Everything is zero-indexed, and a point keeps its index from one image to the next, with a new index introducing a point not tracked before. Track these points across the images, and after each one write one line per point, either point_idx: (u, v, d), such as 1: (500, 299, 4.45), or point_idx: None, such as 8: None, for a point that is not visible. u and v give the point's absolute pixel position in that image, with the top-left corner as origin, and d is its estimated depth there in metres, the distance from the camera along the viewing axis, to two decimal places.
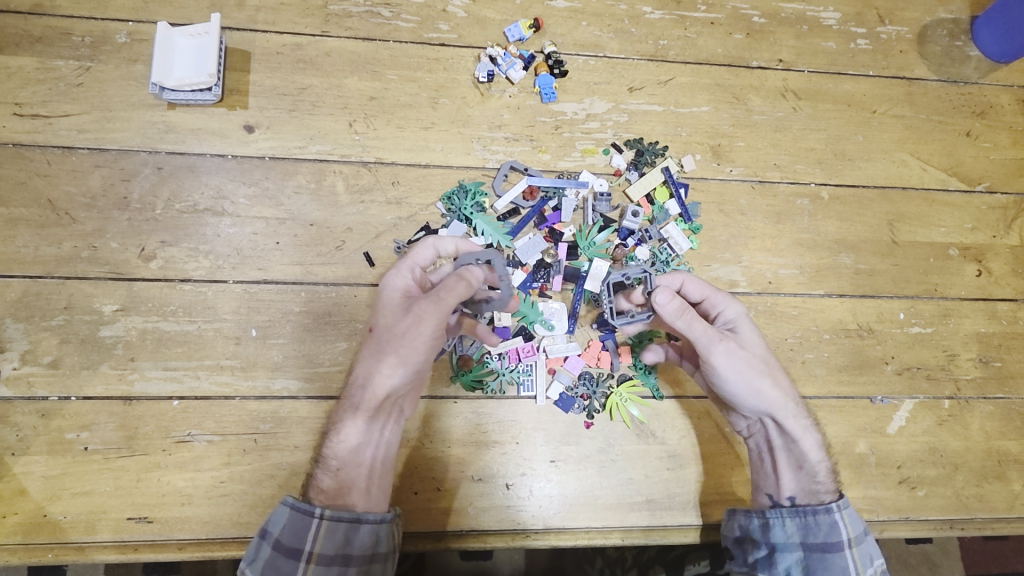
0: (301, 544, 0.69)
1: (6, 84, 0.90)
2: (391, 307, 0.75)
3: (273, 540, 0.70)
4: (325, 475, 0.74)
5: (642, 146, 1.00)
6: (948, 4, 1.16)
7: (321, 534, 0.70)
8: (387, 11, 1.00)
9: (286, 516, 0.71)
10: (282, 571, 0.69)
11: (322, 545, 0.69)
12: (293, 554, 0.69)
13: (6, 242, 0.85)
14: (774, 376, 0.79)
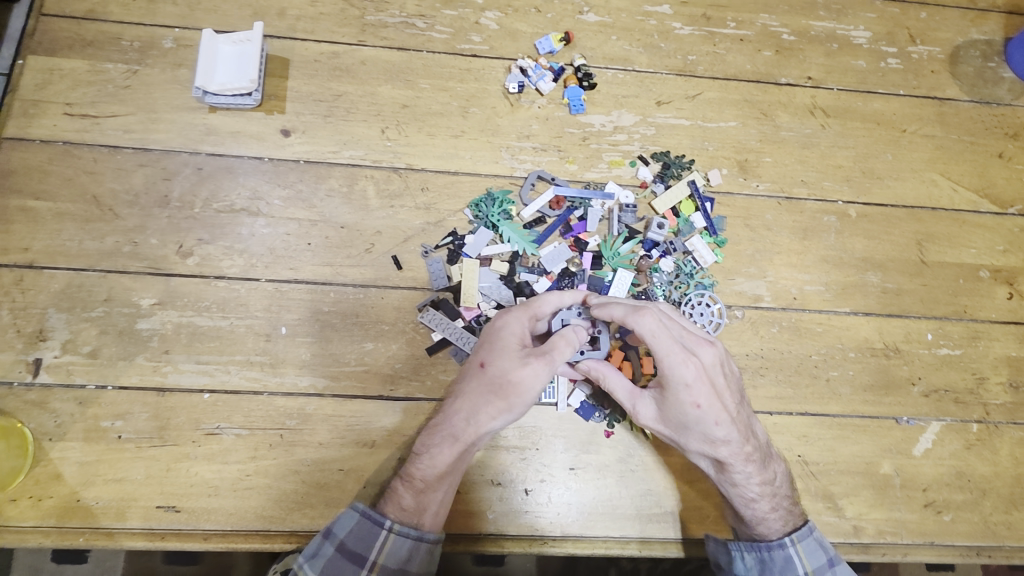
0: (366, 552, 0.74)
1: (58, 85, 0.94)
2: (505, 349, 0.78)
3: (338, 542, 0.74)
4: (405, 493, 0.77)
5: (669, 159, 1.01)
6: (981, 25, 1.17)
7: (386, 545, 0.75)
8: (421, 22, 1.03)
9: (354, 523, 0.75)
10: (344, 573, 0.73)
11: (386, 558, 0.74)
12: (358, 561, 0.73)
13: (53, 235, 0.89)
14: (696, 445, 0.79)
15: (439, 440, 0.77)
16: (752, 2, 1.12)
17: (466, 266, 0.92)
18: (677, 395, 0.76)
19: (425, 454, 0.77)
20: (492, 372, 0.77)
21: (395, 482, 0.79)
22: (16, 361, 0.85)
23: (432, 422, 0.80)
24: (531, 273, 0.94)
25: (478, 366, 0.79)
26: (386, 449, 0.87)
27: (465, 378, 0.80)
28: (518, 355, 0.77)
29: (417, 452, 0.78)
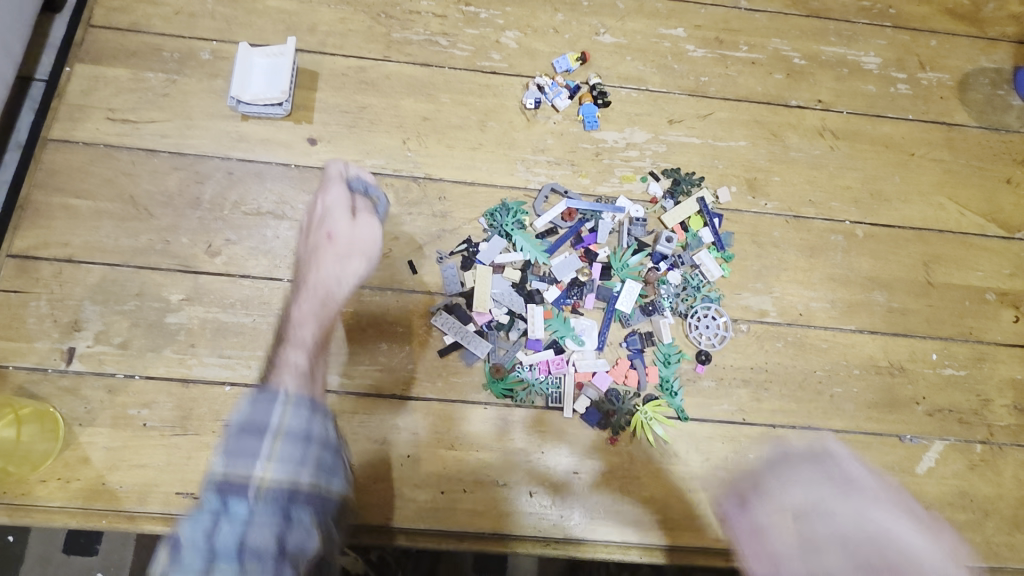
0: (265, 420, 0.66)
1: (103, 91, 1.00)
2: (331, 210, 0.86)
3: (235, 424, 0.66)
4: (298, 350, 0.75)
5: (679, 176, 1.04)
6: (991, 54, 1.20)
7: (286, 413, 0.67)
8: (444, 40, 1.08)
9: (243, 407, 0.68)
10: (247, 448, 0.64)
11: (288, 422, 0.67)
12: (254, 432, 0.65)
13: (91, 231, 0.94)
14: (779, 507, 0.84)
15: (314, 296, 0.81)
16: (764, 27, 1.16)
17: (480, 272, 0.95)
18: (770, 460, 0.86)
19: (307, 314, 0.79)
20: (342, 229, 0.84)
21: (282, 353, 0.75)
22: (52, 349, 0.90)
23: (298, 297, 0.81)
24: (542, 281, 0.96)
25: (329, 235, 0.84)
26: (397, 446, 0.90)
27: (319, 250, 0.83)
28: (343, 211, 0.86)
29: (296, 320, 0.79)
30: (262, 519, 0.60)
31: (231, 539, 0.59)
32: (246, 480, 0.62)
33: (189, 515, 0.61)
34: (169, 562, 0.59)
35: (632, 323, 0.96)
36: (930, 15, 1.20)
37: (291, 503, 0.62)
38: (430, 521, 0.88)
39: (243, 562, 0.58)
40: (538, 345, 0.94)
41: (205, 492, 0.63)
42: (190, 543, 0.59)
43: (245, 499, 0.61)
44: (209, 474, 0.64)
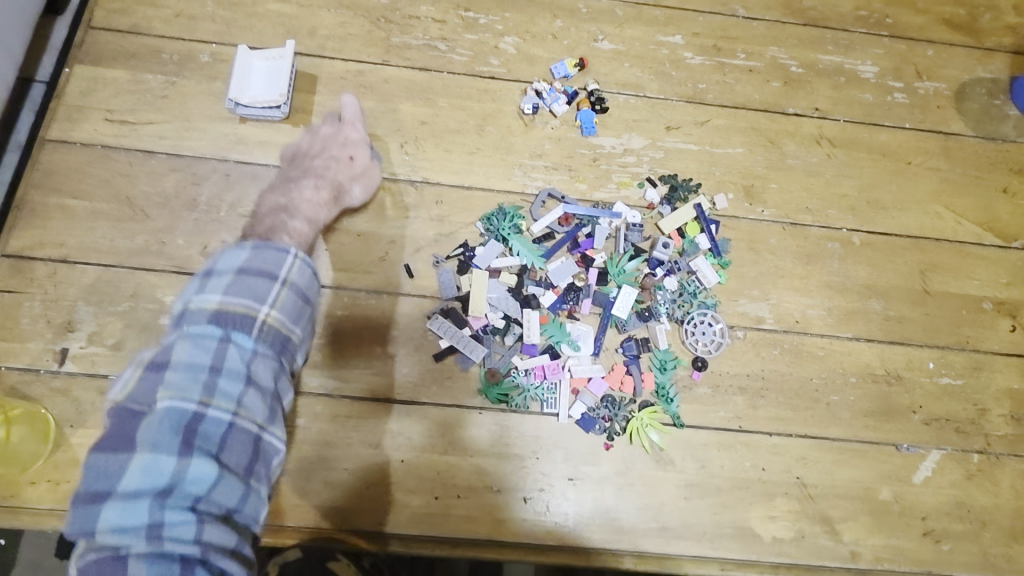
0: (272, 269, 0.66)
1: (101, 92, 1.00)
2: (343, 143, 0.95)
3: (234, 270, 0.65)
4: (304, 227, 0.85)
5: (676, 182, 1.04)
6: (987, 64, 1.21)
7: (294, 267, 0.68)
8: (443, 45, 1.08)
9: (247, 253, 0.66)
10: (253, 289, 0.64)
11: (296, 277, 0.68)
12: (265, 276, 0.65)
13: (86, 232, 0.94)
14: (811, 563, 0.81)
15: (324, 193, 0.91)
16: (762, 35, 1.16)
17: (476, 277, 0.95)
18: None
19: (315, 202, 0.89)
20: (364, 159, 0.97)
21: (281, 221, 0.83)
22: (44, 349, 0.89)
23: (308, 185, 0.91)
24: (538, 286, 0.96)
25: (352, 158, 0.95)
26: (391, 451, 0.89)
27: (338, 165, 0.94)
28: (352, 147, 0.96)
29: (303, 204, 0.88)
30: (262, 359, 0.63)
31: (234, 371, 0.60)
32: (252, 317, 0.63)
33: (178, 346, 0.60)
34: (144, 390, 0.58)
35: (629, 329, 0.96)
36: (927, 25, 1.21)
37: (282, 350, 0.66)
38: (423, 527, 0.87)
39: (242, 396, 0.60)
40: (534, 350, 0.93)
41: (195, 315, 0.62)
42: (179, 373, 0.58)
43: (250, 335, 0.63)
44: (204, 302, 0.62)
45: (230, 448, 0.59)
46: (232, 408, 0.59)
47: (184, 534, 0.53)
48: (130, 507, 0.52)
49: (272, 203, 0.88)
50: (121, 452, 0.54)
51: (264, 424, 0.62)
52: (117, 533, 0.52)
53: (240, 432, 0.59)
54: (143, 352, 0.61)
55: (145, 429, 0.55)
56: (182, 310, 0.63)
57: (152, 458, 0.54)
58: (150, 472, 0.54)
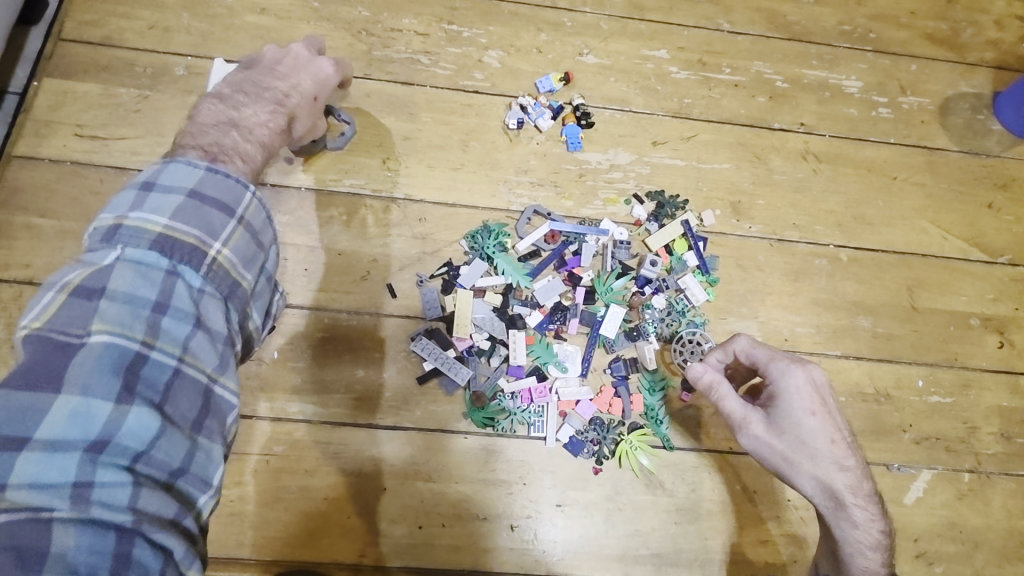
0: (226, 202, 0.58)
1: (70, 107, 0.97)
2: (320, 78, 0.82)
3: (186, 193, 0.56)
4: (257, 151, 0.70)
5: (663, 199, 1.03)
6: (969, 79, 1.22)
7: (252, 206, 0.60)
8: (426, 58, 1.06)
9: (201, 177, 0.58)
10: (207, 220, 0.56)
11: (251, 217, 0.60)
12: (219, 210, 0.57)
13: (54, 252, 0.90)
14: (813, 467, 0.76)
15: (281, 123, 0.75)
16: (747, 50, 1.16)
17: (460, 297, 0.92)
18: (793, 403, 0.77)
19: (269, 127, 0.73)
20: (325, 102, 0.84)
21: (233, 138, 0.68)
22: None
23: (262, 105, 0.74)
24: (524, 306, 0.94)
25: (315, 98, 0.82)
26: (372, 478, 0.86)
27: (301, 98, 0.79)
28: (326, 86, 0.83)
29: (257, 124, 0.72)
30: (213, 301, 0.55)
31: (182, 309, 0.52)
32: (202, 252, 0.55)
33: (116, 272, 0.51)
34: (71, 318, 0.49)
35: (617, 348, 0.94)
36: (910, 40, 1.22)
37: (235, 294, 0.57)
38: (407, 557, 0.84)
39: (189, 340, 0.52)
40: (521, 372, 0.91)
41: (134, 237, 0.53)
42: (117, 305, 0.50)
43: (200, 270, 0.54)
44: (146, 223, 0.53)
45: (174, 398, 0.51)
46: (179, 353, 0.51)
47: (119, 495, 0.45)
48: (58, 456, 0.44)
49: (215, 113, 0.70)
50: (46, 389, 0.46)
51: (214, 374, 0.54)
52: (35, 489, 0.43)
53: (183, 382, 0.51)
54: (68, 271, 0.51)
55: (73, 369, 0.47)
56: (116, 228, 0.53)
57: (84, 402, 0.46)
58: (80, 420, 0.46)
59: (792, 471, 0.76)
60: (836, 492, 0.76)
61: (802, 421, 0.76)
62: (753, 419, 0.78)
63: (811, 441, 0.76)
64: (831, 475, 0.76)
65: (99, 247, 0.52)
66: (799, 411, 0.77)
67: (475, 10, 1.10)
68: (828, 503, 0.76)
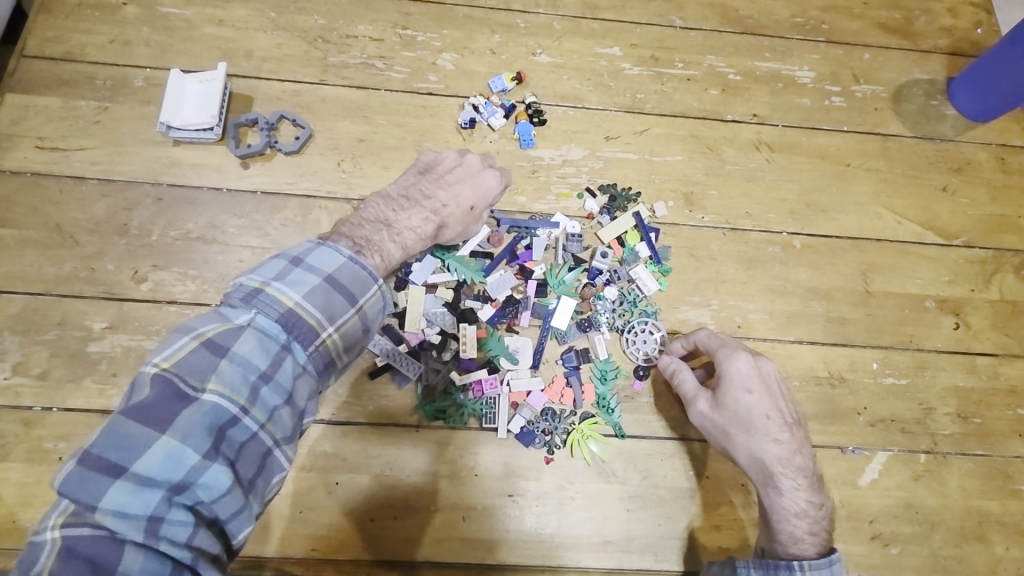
0: (353, 293, 0.65)
1: (31, 120, 1.00)
2: (477, 189, 0.89)
3: (325, 277, 0.64)
4: (396, 254, 0.78)
5: (615, 191, 1.04)
6: (924, 66, 1.23)
7: (372, 299, 0.67)
8: (380, 63, 1.09)
9: (341, 263, 0.66)
10: (334, 310, 0.63)
11: (368, 308, 0.67)
12: (346, 298, 0.64)
13: (14, 261, 0.93)
14: (748, 438, 0.80)
15: (428, 230, 0.83)
16: (699, 44, 1.18)
17: (412, 293, 0.94)
18: (734, 381, 0.82)
19: (417, 233, 0.82)
20: (480, 212, 0.90)
21: (381, 239, 0.77)
22: None
23: (421, 213, 0.83)
24: (476, 300, 0.96)
25: (470, 208, 0.88)
26: (325, 473, 0.87)
27: (454, 209, 0.86)
28: (483, 201, 0.89)
29: (409, 233, 0.81)
30: (308, 379, 0.61)
31: (281, 383, 0.58)
32: (317, 334, 0.61)
33: (243, 335, 0.57)
34: (194, 368, 0.54)
35: (569, 340, 0.95)
36: (863, 30, 1.23)
37: (324, 372, 0.64)
38: (359, 549, 0.85)
39: (276, 410, 0.57)
40: (471, 365, 0.92)
41: (269, 306, 0.59)
42: (233, 367, 0.55)
43: (308, 349, 0.61)
44: (282, 296, 0.60)
45: (245, 460, 0.55)
46: (264, 419, 0.56)
47: (182, 533, 0.49)
48: (143, 490, 0.48)
49: (377, 213, 0.80)
50: (154, 427, 0.50)
51: (285, 442, 0.58)
52: (119, 517, 0.47)
53: (260, 446, 0.56)
54: (202, 321, 0.57)
55: (182, 416, 0.51)
56: (258, 293, 0.60)
57: (183, 447, 0.50)
58: (172, 462, 0.50)
59: (731, 439, 0.82)
60: (768, 464, 0.79)
61: (746, 398, 0.81)
62: (699, 396, 0.84)
63: (754, 414, 0.80)
64: (764, 447, 0.79)
65: (238, 306, 0.59)
66: (745, 389, 0.81)
67: (430, 15, 1.13)
68: (759, 474, 0.80)
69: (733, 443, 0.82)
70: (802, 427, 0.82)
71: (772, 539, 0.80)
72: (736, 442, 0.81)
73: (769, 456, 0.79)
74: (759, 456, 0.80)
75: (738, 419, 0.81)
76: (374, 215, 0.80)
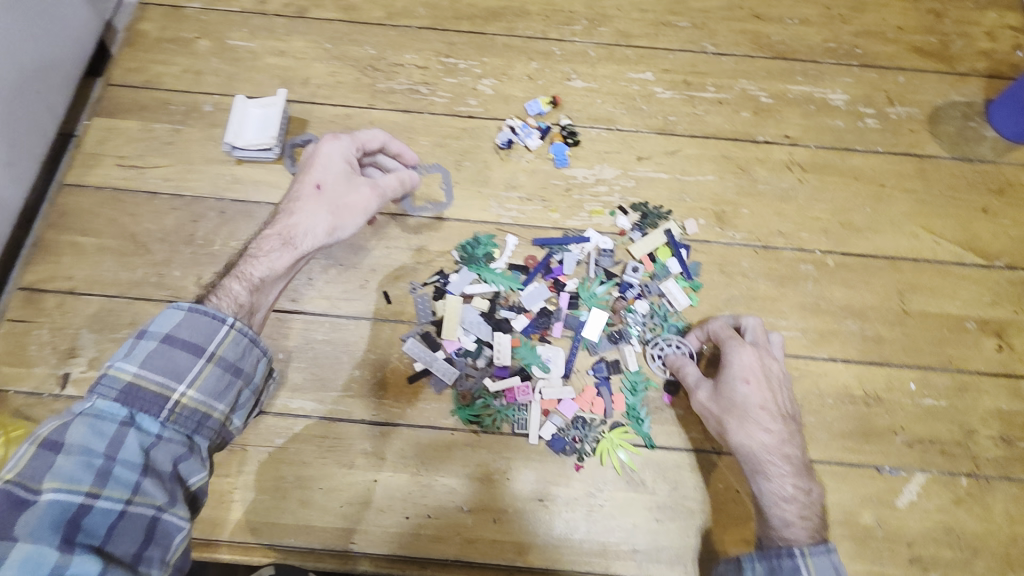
0: (201, 344, 0.67)
1: (114, 141, 1.10)
2: (321, 165, 0.85)
3: (163, 337, 0.66)
4: (245, 286, 0.78)
5: (646, 209, 1.08)
6: (961, 88, 1.23)
7: (227, 339, 0.69)
8: (425, 89, 1.17)
9: (182, 319, 0.68)
10: (178, 366, 0.65)
11: (225, 351, 0.69)
12: (191, 353, 0.67)
13: (94, 266, 1.02)
14: (741, 427, 0.82)
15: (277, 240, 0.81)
16: (731, 69, 1.22)
17: (450, 302, 0.99)
18: (734, 372, 0.84)
19: (268, 249, 0.80)
20: (333, 185, 0.85)
21: (225, 282, 0.78)
22: (49, 374, 0.96)
23: (271, 227, 0.83)
24: (511, 310, 1.00)
25: (317, 187, 0.84)
26: (362, 471, 0.91)
27: (299, 200, 0.83)
28: (332, 173, 0.85)
29: (256, 253, 0.80)
30: (167, 444, 0.63)
31: (130, 458, 0.60)
32: (165, 397, 0.64)
33: (73, 427, 0.59)
34: (34, 471, 0.56)
35: (599, 351, 0.98)
36: (897, 53, 1.25)
37: (201, 428, 0.66)
38: (395, 545, 0.89)
39: (138, 483, 0.59)
40: (505, 371, 0.95)
41: (108, 388, 0.63)
42: (71, 459, 0.58)
43: (159, 415, 0.63)
44: (120, 373, 0.63)
45: (117, 539, 0.57)
46: (126, 496, 0.58)
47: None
48: None
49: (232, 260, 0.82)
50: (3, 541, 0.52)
51: (165, 506, 0.61)
52: None
53: (134, 520, 0.58)
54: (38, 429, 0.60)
55: (21, 523, 0.53)
56: (94, 385, 0.63)
57: (35, 551, 0.52)
58: (29, 567, 0.51)
59: (725, 428, 0.84)
60: (757, 452, 0.81)
61: (742, 390, 0.83)
62: (697, 384, 0.88)
63: (749, 404, 0.82)
64: (754, 437, 0.81)
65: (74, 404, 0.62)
66: (743, 381, 0.83)
67: (471, 45, 1.20)
68: (748, 462, 0.82)
69: (727, 432, 0.83)
70: (796, 421, 0.84)
71: (766, 524, 0.81)
72: (729, 431, 0.83)
73: (760, 445, 0.81)
74: (749, 446, 0.81)
75: (734, 409, 0.83)
76: (231, 261, 0.82)
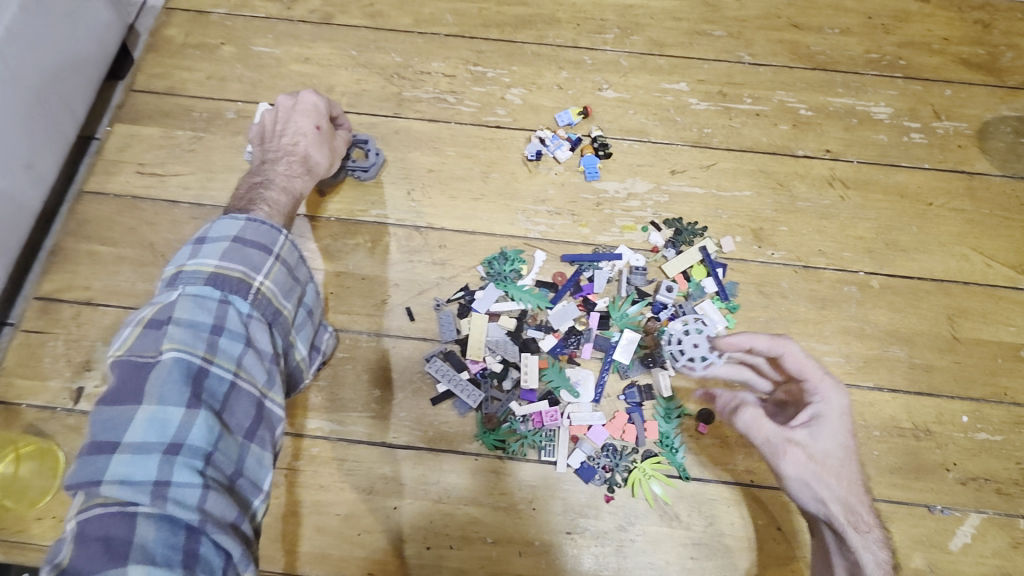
0: (269, 242, 0.67)
1: (135, 148, 1.08)
2: (307, 109, 0.90)
3: (234, 237, 0.65)
4: (282, 199, 0.81)
5: (680, 225, 1.03)
6: (1011, 102, 1.17)
7: (287, 246, 0.68)
8: (451, 98, 1.13)
9: (242, 225, 0.66)
10: (251, 259, 0.64)
11: (287, 254, 0.68)
12: (261, 248, 0.66)
13: (111, 276, 1.00)
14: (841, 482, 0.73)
15: (298, 166, 0.86)
16: (769, 80, 1.17)
17: (475, 320, 0.95)
18: (836, 420, 0.74)
19: (290, 172, 0.85)
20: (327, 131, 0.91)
21: (261, 193, 0.80)
22: (63, 388, 0.94)
23: (276, 157, 0.86)
24: (538, 330, 0.96)
25: (315, 129, 0.89)
26: (383, 497, 0.87)
27: (303, 136, 0.88)
28: (324, 121, 0.91)
29: (277, 174, 0.84)
30: (258, 325, 0.62)
31: (234, 332, 0.60)
32: (247, 284, 0.63)
33: (179, 304, 0.59)
34: (144, 345, 0.57)
35: (631, 374, 0.93)
36: (944, 65, 1.19)
37: (277, 321, 0.65)
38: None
39: (242, 358, 0.59)
40: (533, 395, 0.91)
41: (192, 276, 0.62)
42: (180, 329, 0.57)
43: (248, 299, 0.62)
44: (201, 266, 0.62)
45: (231, 410, 0.57)
46: (234, 368, 0.58)
47: (190, 494, 0.51)
48: (140, 459, 0.51)
49: (248, 181, 0.83)
50: (131, 403, 0.54)
51: (266, 390, 0.61)
52: (124, 486, 0.50)
53: (240, 395, 0.58)
54: (140, 311, 0.60)
55: (153, 379, 0.54)
56: (179, 274, 0.62)
57: (161, 412, 0.53)
58: (157, 426, 0.53)
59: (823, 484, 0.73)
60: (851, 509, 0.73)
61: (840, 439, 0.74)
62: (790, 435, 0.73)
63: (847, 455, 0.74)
64: (850, 493, 0.74)
65: (165, 290, 0.62)
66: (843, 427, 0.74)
67: (499, 53, 1.17)
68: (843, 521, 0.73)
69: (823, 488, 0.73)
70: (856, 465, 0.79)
71: None
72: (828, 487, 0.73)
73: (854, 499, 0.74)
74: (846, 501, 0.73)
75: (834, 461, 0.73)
76: (250, 181, 0.83)
